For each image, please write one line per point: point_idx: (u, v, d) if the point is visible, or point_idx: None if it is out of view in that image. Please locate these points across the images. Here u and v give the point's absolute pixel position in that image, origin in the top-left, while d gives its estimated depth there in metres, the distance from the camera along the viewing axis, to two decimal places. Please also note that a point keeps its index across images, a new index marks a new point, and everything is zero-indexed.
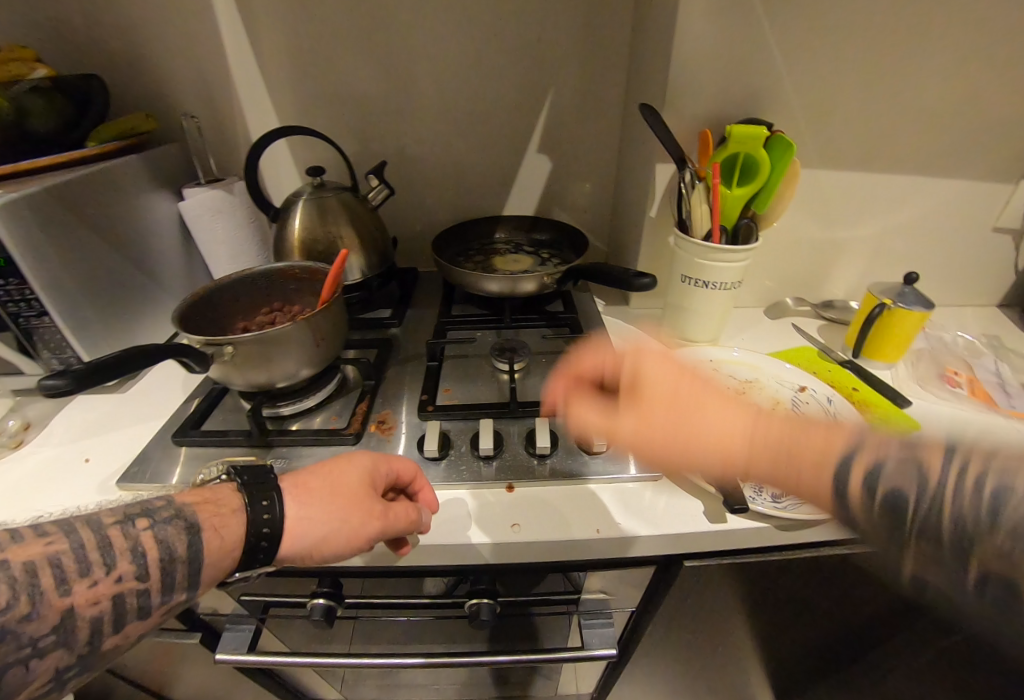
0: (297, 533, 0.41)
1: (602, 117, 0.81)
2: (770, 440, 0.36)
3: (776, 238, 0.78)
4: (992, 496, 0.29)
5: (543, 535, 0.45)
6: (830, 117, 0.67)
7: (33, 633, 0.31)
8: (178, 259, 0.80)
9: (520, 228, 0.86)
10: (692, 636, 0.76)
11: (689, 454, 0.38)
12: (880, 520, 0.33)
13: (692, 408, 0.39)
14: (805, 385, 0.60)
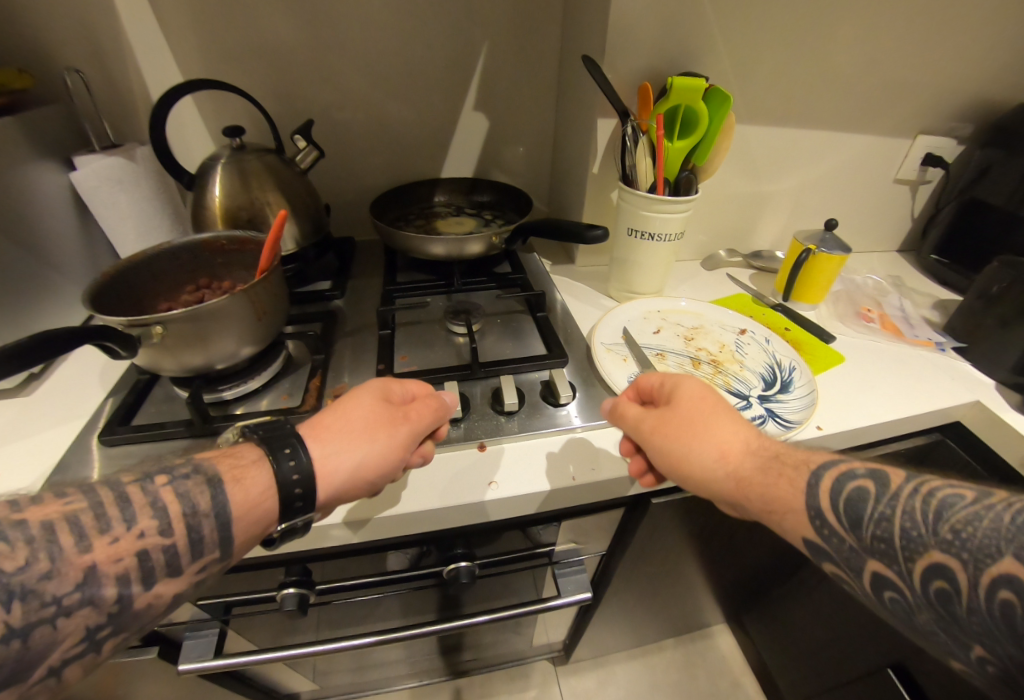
0: (328, 471, 0.40)
1: (538, 74, 0.79)
2: (762, 478, 0.40)
3: (710, 192, 0.81)
4: (940, 505, 0.32)
5: (521, 488, 0.45)
6: (755, 74, 0.70)
7: (56, 590, 0.30)
8: (78, 242, 0.71)
9: (461, 189, 0.84)
10: (656, 572, 0.81)
11: (694, 463, 0.42)
12: (840, 547, 0.36)
13: (699, 446, 0.42)
14: (744, 328, 0.64)
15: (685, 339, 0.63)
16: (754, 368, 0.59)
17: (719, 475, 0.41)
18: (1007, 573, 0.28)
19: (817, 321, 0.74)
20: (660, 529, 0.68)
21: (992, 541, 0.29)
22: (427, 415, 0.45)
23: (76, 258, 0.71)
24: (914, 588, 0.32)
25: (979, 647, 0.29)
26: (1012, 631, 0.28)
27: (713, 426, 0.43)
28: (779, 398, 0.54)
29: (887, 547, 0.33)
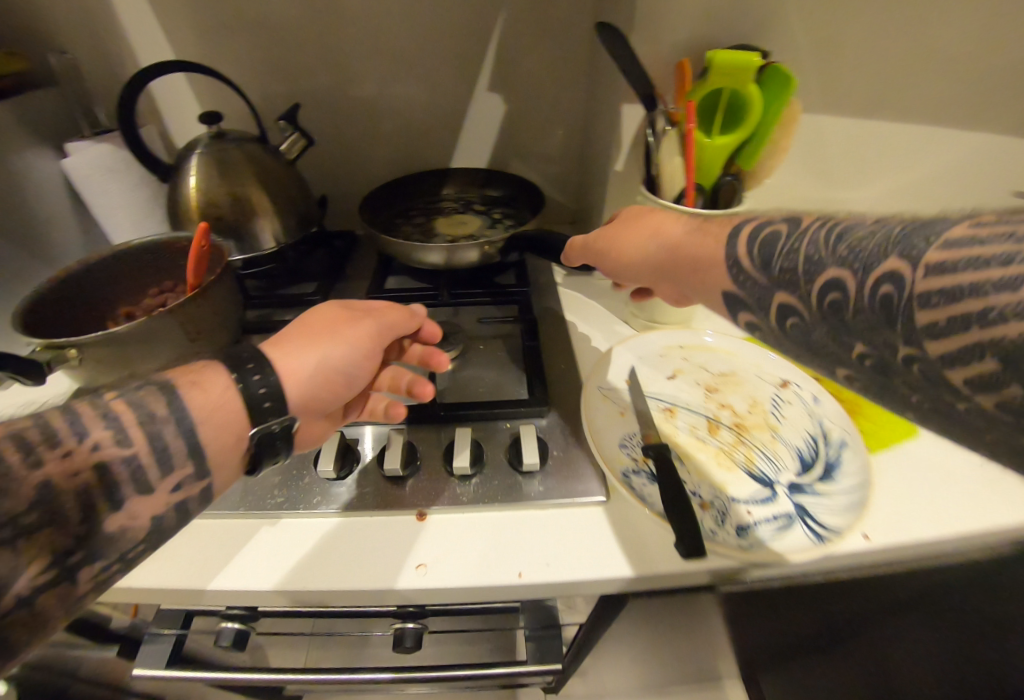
0: (294, 375, 0.37)
1: (567, 48, 0.67)
2: (693, 234, 0.37)
3: (768, 197, 0.66)
4: (847, 244, 0.27)
5: (453, 581, 0.37)
6: (843, 47, 0.54)
7: (8, 509, 0.24)
8: (75, 227, 0.69)
9: (471, 180, 0.74)
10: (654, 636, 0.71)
11: (643, 241, 0.41)
12: (756, 288, 0.31)
13: (609, 254, 0.45)
14: (787, 380, 0.51)
15: (706, 391, 0.51)
16: (791, 440, 0.46)
17: (663, 249, 0.39)
18: (890, 268, 0.24)
19: None
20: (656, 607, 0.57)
21: (880, 246, 0.25)
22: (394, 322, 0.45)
23: (73, 244, 0.69)
24: (812, 309, 0.28)
25: (861, 344, 0.26)
26: (887, 314, 0.25)
27: (649, 221, 0.41)
28: (816, 490, 0.42)
29: (793, 277, 0.29)
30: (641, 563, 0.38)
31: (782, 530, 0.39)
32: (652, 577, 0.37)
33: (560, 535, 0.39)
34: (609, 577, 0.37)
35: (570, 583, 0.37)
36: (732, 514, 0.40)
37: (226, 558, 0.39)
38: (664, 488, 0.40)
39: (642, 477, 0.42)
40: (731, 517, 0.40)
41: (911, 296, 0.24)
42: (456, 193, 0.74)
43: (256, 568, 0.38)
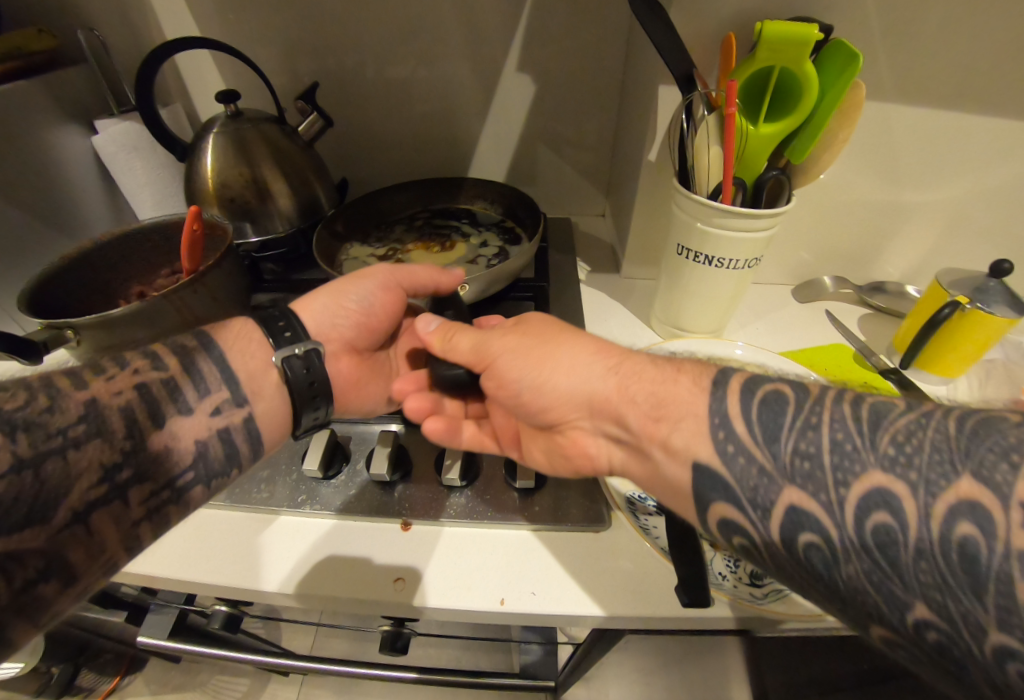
0: (311, 312, 0.42)
1: (602, 25, 0.61)
2: (621, 391, 0.33)
3: (822, 196, 0.59)
4: (952, 503, 0.22)
5: (432, 599, 0.35)
6: (924, 25, 0.46)
7: (59, 422, 0.28)
8: (105, 204, 0.70)
9: (480, 195, 0.71)
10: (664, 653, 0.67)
11: (553, 369, 0.35)
12: (747, 472, 0.28)
13: (523, 364, 0.36)
14: None
15: None
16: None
17: (588, 391, 0.34)
18: (964, 500, 0.22)
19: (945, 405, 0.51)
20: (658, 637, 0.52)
21: (943, 456, 0.23)
22: (415, 272, 0.47)
23: (102, 221, 0.70)
24: (845, 527, 0.24)
25: (923, 606, 0.22)
26: (973, 580, 0.21)
27: (568, 341, 0.36)
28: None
29: (813, 472, 0.26)
30: (635, 602, 0.34)
31: None
32: (646, 618, 0.34)
33: (549, 560, 0.36)
34: (600, 613, 0.34)
35: (555, 615, 0.34)
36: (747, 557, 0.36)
37: (208, 552, 0.38)
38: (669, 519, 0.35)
39: (648, 506, 0.39)
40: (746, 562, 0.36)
41: (1003, 550, 0.20)
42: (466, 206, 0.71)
43: (236, 563, 0.38)
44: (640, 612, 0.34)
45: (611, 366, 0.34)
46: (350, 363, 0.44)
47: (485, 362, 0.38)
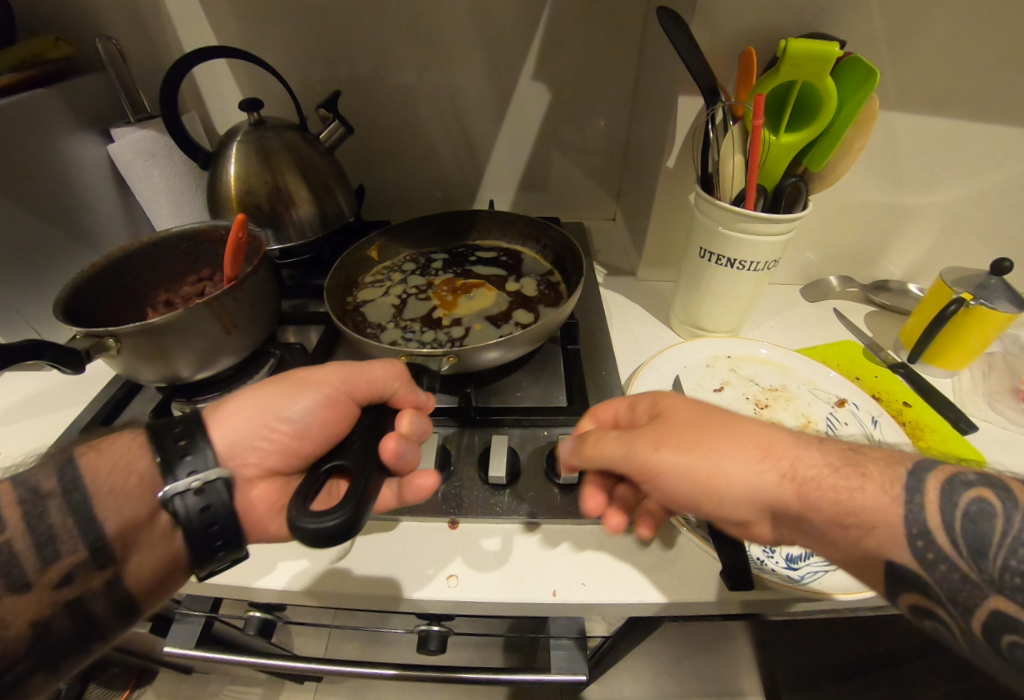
0: (221, 418, 0.37)
1: (615, 36, 0.63)
2: (806, 505, 0.29)
3: (829, 200, 0.62)
4: None
5: (486, 594, 0.36)
6: (927, 39, 0.49)
7: None
8: (118, 213, 0.70)
9: (526, 235, 0.66)
10: (685, 648, 0.68)
11: (724, 474, 0.31)
12: (949, 580, 0.26)
13: (683, 462, 0.32)
14: (844, 398, 0.48)
15: (755, 406, 0.48)
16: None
17: (766, 491, 0.30)
18: None
19: (951, 396, 0.54)
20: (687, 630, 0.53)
21: None
22: (369, 379, 0.39)
23: (116, 230, 0.70)
24: None
25: None
26: None
27: (734, 433, 0.32)
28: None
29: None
30: (680, 589, 0.36)
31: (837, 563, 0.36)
32: (691, 603, 0.36)
33: (595, 552, 0.38)
34: (647, 600, 0.36)
35: (605, 604, 0.36)
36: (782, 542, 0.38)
37: (256, 555, 0.39)
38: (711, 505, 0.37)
39: None
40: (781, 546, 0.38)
41: None
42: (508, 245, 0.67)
43: (288, 562, 0.38)
44: (685, 599, 0.36)
45: (786, 473, 0.30)
46: (271, 488, 0.38)
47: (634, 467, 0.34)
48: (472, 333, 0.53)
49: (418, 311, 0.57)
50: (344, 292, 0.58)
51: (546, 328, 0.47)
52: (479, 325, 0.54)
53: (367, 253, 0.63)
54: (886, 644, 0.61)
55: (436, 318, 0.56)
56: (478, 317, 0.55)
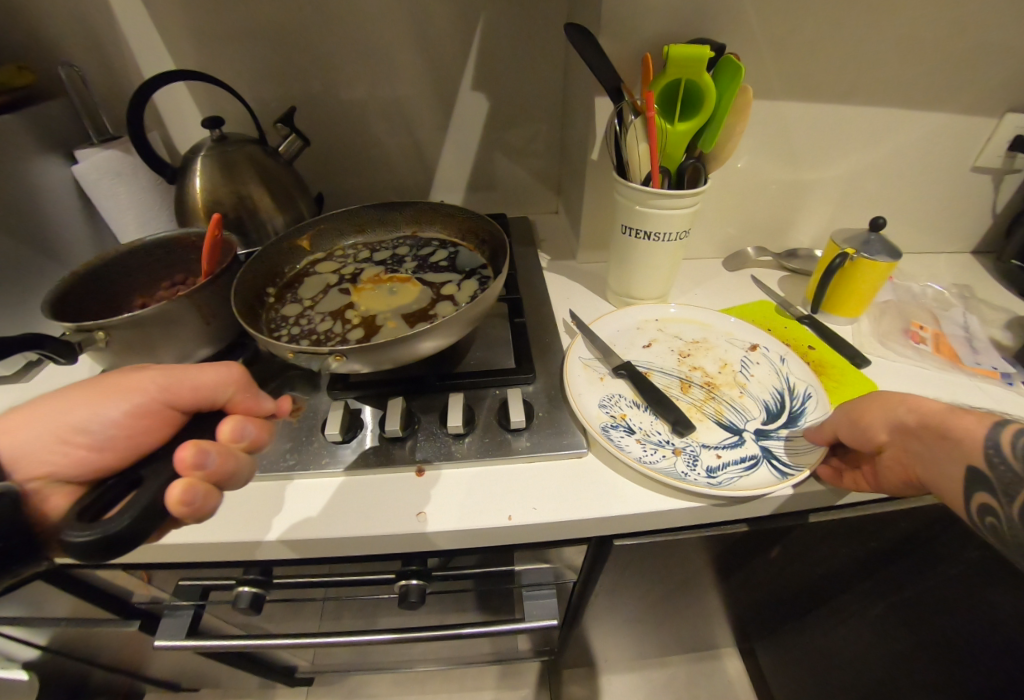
0: (16, 427, 0.35)
1: (544, 48, 0.72)
2: (929, 432, 0.37)
3: (738, 181, 0.71)
4: None
5: (452, 523, 0.41)
6: (795, 41, 0.59)
7: None
8: (84, 231, 0.73)
9: (467, 231, 0.63)
10: (652, 600, 0.74)
11: (864, 422, 0.41)
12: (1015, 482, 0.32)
13: (840, 421, 0.43)
14: (756, 344, 0.56)
15: (679, 355, 0.56)
16: (757, 394, 0.51)
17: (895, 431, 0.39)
18: None
19: (852, 339, 0.63)
20: (644, 565, 0.59)
21: None
22: (193, 386, 0.37)
23: (83, 247, 0.73)
24: None
25: None
26: None
27: (883, 401, 0.41)
28: (782, 435, 0.47)
29: None
30: (616, 504, 0.43)
31: (749, 467, 0.44)
32: (627, 515, 0.42)
33: (546, 482, 0.44)
34: (590, 515, 0.42)
35: (555, 520, 0.41)
36: (702, 458, 0.45)
37: (241, 514, 0.43)
38: (658, 405, 0.48)
39: (618, 431, 0.47)
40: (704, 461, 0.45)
41: None
42: (449, 238, 0.65)
43: (273, 518, 0.43)
44: (621, 511, 0.42)
45: (902, 420, 0.39)
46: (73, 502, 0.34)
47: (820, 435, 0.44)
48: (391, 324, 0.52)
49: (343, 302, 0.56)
50: (256, 297, 0.55)
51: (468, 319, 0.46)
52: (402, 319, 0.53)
53: (297, 241, 0.61)
54: (823, 567, 0.69)
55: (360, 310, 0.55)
56: (403, 311, 0.54)
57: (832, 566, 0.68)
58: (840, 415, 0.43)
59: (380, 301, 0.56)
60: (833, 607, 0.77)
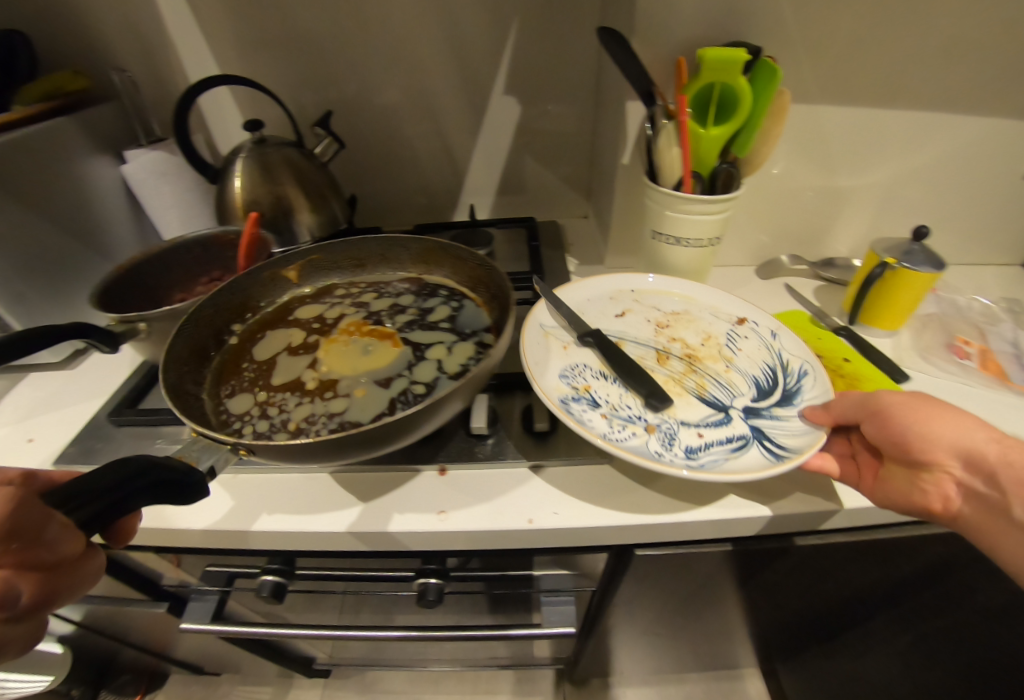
0: None
1: (575, 53, 0.72)
2: (1004, 467, 0.37)
3: (772, 187, 0.69)
4: None
5: (472, 524, 0.41)
6: (835, 45, 0.57)
7: None
8: (130, 227, 0.77)
9: (477, 279, 0.53)
10: (672, 615, 0.72)
11: (928, 426, 0.39)
12: None
13: (908, 419, 0.39)
14: (743, 318, 0.55)
15: (657, 327, 0.55)
16: (746, 369, 0.50)
17: (964, 451, 0.38)
18: None
19: (890, 352, 0.61)
20: (664, 578, 0.58)
21: None
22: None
23: (129, 243, 0.77)
24: None
25: None
26: None
27: (958, 417, 0.39)
28: (774, 415, 0.45)
29: None
30: (639, 513, 0.42)
31: (734, 447, 0.42)
32: (648, 523, 0.42)
33: (568, 487, 0.44)
34: (610, 521, 0.42)
35: (575, 526, 0.41)
36: (682, 436, 0.44)
37: (268, 505, 0.44)
38: (631, 377, 0.47)
39: (581, 404, 0.46)
40: (682, 441, 0.44)
41: None
42: (455, 288, 0.55)
43: (301, 509, 0.44)
44: (642, 520, 0.42)
45: (993, 444, 0.37)
46: None
47: (862, 415, 0.42)
48: (356, 392, 0.43)
49: (309, 359, 0.48)
50: (210, 342, 0.48)
51: (438, 402, 0.37)
52: (370, 388, 0.44)
53: (279, 278, 0.55)
54: (853, 591, 0.66)
55: (323, 369, 0.46)
56: (375, 378, 0.45)
57: (865, 591, 0.65)
58: (909, 411, 0.40)
59: (345, 367, 0.46)
60: (863, 633, 0.74)
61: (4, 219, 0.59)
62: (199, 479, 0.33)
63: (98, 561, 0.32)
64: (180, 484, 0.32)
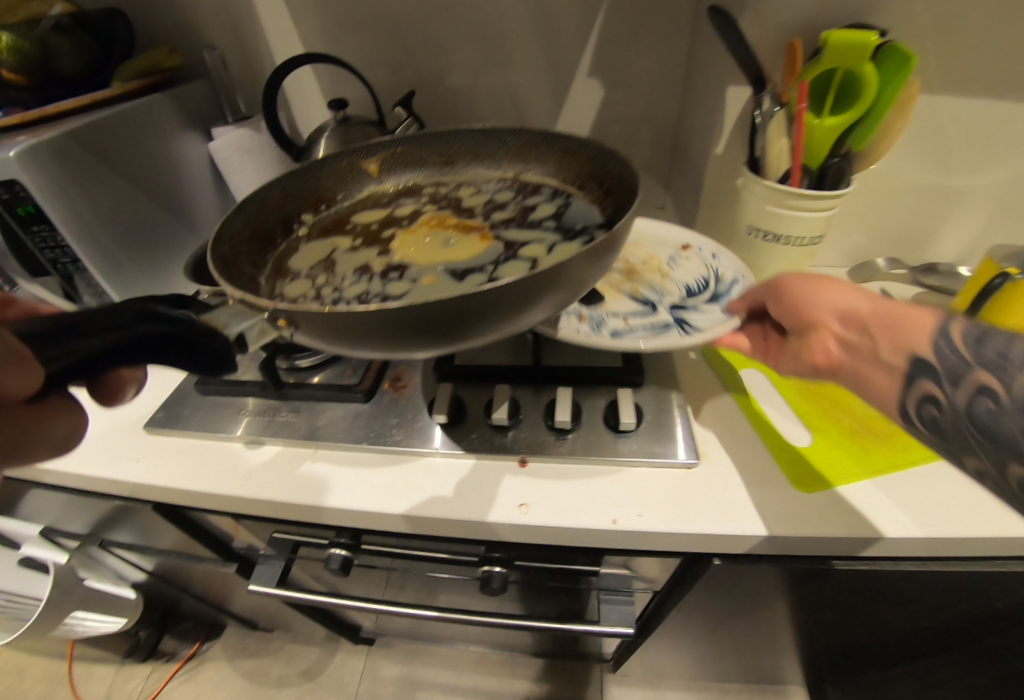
0: None
1: (665, 34, 0.68)
2: (876, 329, 0.34)
3: (875, 183, 0.64)
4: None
5: (553, 520, 0.41)
6: (970, 27, 0.52)
7: None
8: (214, 202, 0.80)
9: (584, 175, 0.50)
10: (728, 625, 0.70)
11: (819, 302, 0.36)
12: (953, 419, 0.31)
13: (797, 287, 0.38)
14: (690, 244, 0.58)
15: None
16: (681, 280, 0.53)
17: (840, 316, 0.35)
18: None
19: None
20: (732, 589, 0.56)
21: None
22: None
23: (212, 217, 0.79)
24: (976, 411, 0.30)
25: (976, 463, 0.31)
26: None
27: (842, 290, 0.36)
28: (698, 308, 0.48)
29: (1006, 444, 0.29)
30: (728, 524, 0.40)
31: (654, 329, 0.47)
32: (739, 535, 0.40)
33: (653, 491, 0.42)
34: (697, 530, 0.40)
35: (660, 531, 0.40)
36: (609, 322, 0.49)
37: (351, 482, 0.45)
38: None
39: None
40: (609, 326, 0.49)
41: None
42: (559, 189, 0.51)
43: (382, 490, 0.45)
44: (731, 532, 0.40)
45: (871, 308, 0.34)
46: None
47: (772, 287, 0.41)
48: (427, 280, 0.42)
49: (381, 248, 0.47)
50: (278, 227, 0.48)
51: (527, 300, 0.33)
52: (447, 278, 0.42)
53: (359, 169, 0.55)
54: (934, 623, 0.61)
55: (398, 257, 0.46)
56: (454, 271, 0.43)
57: (950, 624, 0.61)
58: (796, 283, 0.38)
59: (416, 257, 0.45)
60: (936, 666, 0.69)
61: (106, 188, 0.62)
62: (221, 343, 0.31)
63: (70, 420, 0.28)
64: (197, 346, 0.30)
